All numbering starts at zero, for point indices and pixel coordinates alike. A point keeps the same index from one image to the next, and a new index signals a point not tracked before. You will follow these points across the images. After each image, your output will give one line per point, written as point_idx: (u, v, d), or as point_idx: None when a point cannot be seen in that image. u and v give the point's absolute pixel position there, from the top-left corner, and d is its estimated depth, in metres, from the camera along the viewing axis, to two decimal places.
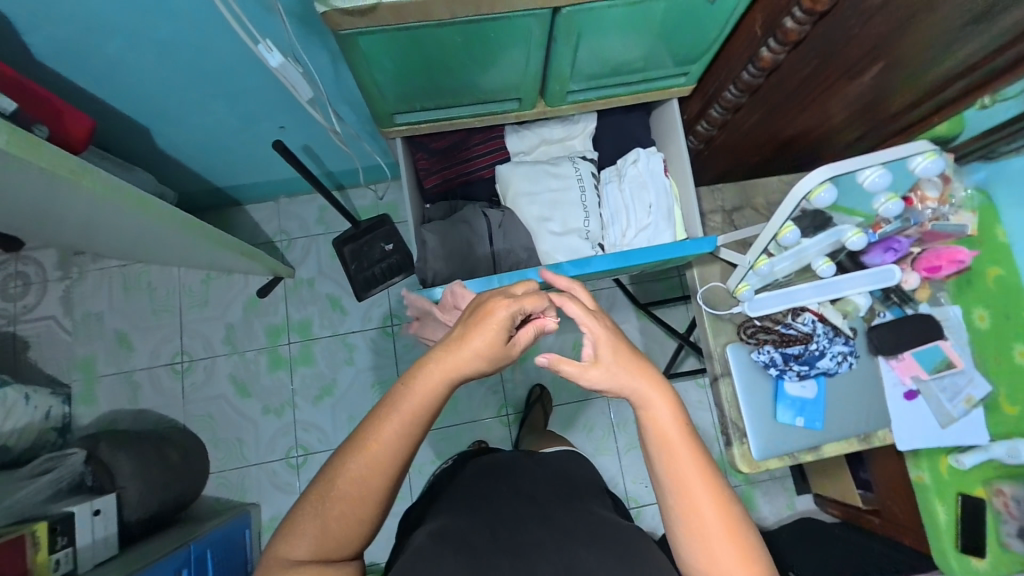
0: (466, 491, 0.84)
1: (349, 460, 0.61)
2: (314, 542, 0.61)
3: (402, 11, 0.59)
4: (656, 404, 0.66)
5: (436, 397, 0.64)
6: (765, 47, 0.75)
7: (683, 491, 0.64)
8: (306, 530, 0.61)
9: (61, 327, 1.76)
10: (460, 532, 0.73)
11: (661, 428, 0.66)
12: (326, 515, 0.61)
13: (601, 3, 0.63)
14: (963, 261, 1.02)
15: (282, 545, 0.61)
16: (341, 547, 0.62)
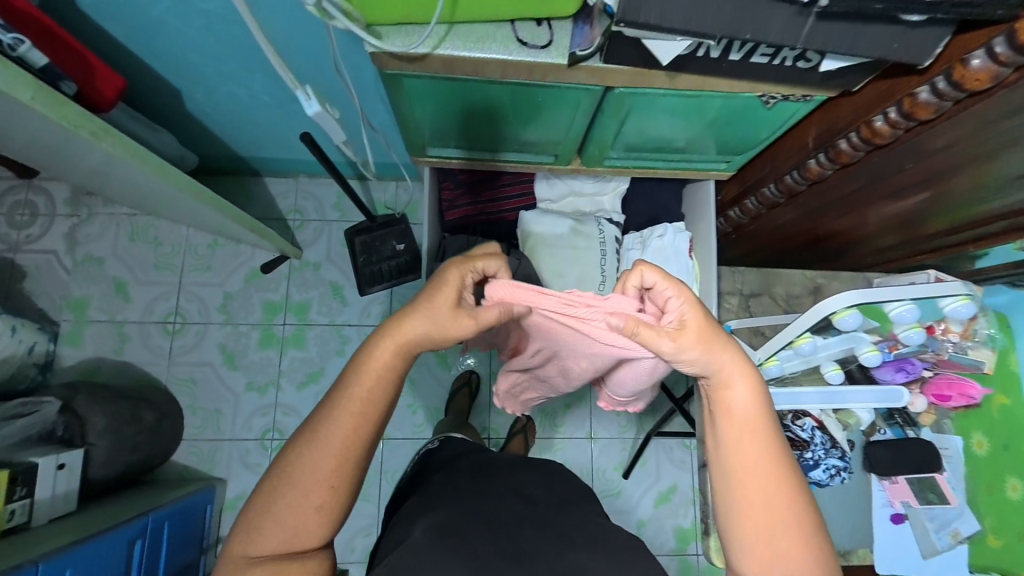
0: (458, 488, 0.76)
1: (302, 454, 0.60)
2: (267, 536, 0.59)
3: (454, 65, 0.57)
4: (739, 393, 0.59)
5: (387, 375, 0.61)
6: (813, 159, 0.73)
7: (758, 492, 0.58)
8: (265, 526, 0.59)
9: (61, 264, 1.75)
10: (458, 527, 0.65)
11: (739, 416, 0.59)
12: (276, 509, 0.59)
13: (655, 91, 0.63)
14: (973, 397, 1.01)
15: (237, 541, 0.60)
16: (298, 541, 0.60)
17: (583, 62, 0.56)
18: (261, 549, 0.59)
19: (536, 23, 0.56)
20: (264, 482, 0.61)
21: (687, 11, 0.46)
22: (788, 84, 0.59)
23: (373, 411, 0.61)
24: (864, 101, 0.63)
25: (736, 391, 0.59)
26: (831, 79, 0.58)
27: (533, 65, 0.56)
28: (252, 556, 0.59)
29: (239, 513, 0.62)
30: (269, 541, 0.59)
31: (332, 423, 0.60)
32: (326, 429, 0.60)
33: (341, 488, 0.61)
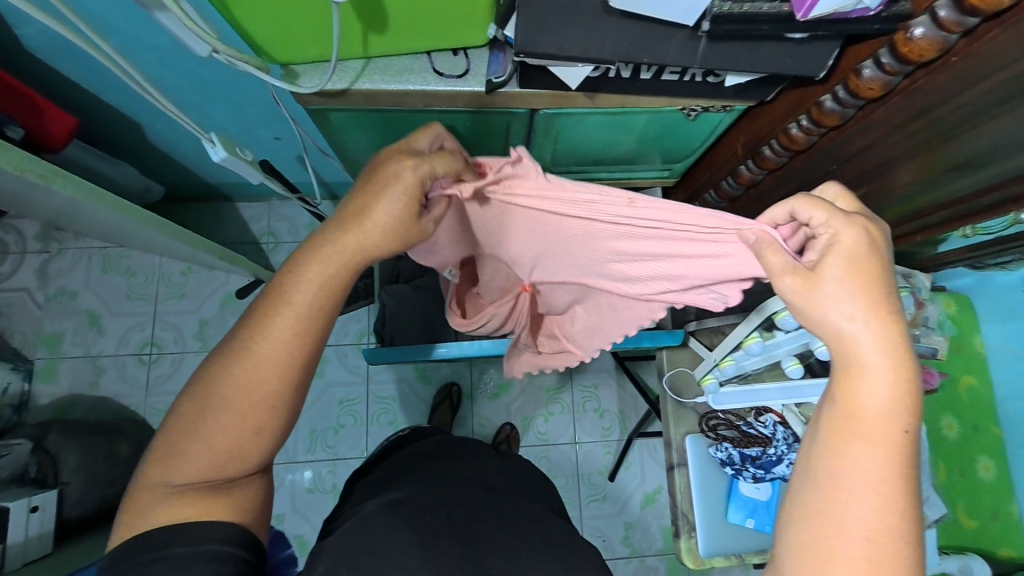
0: (419, 471, 0.78)
1: (235, 367, 0.56)
2: (198, 461, 0.55)
3: (374, 97, 0.58)
4: (873, 392, 0.49)
5: (333, 280, 0.57)
6: (744, 166, 0.75)
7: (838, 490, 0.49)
8: (188, 447, 0.55)
9: (33, 300, 1.74)
10: (417, 507, 0.66)
11: (870, 412, 0.49)
12: (205, 431, 0.55)
13: (579, 111, 0.64)
14: None
15: (153, 471, 0.55)
16: (231, 466, 0.56)
17: (501, 88, 0.57)
18: (184, 477, 0.54)
19: (453, 53, 0.57)
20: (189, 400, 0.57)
21: (584, 39, 0.48)
22: (703, 98, 0.61)
23: (318, 322, 0.58)
24: (781, 111, 0.65)
25: (879, 382, 0.49)
26: (743, 91, 0.60)
27: (451, 93, 0.57)
28: (172, 489, 0.54)
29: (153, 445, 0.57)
30: (187, 471, 0.54)
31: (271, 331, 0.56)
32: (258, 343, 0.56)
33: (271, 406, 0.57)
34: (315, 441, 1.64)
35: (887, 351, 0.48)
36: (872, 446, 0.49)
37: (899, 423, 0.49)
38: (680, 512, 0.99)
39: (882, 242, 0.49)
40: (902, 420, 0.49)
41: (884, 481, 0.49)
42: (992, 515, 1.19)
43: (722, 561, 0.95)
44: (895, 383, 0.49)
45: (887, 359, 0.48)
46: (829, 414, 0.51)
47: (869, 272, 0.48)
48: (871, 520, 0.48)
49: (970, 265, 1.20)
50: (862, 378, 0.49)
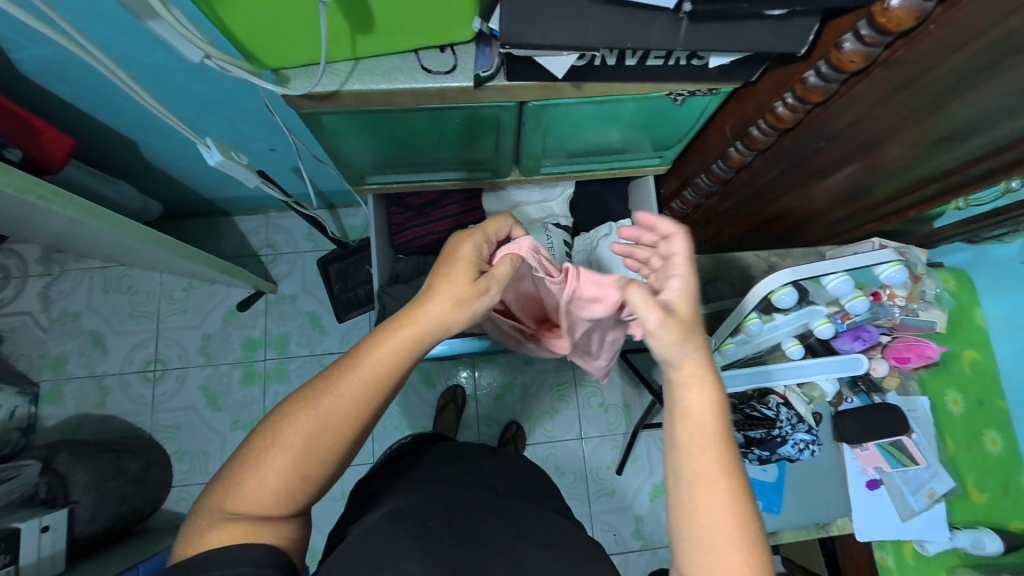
0: (428, 477, 0.81)
1: (310, 410, 0.52)
2: (253, 493, 0.51)
3: (364, 98, 0.59)
4: (706, 430, 0.53)
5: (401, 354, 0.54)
6: (734, 148, 0.75)
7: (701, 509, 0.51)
8: (246, 480, 0.52)
9: (37, 324, 1.75)
10: (417, 515, 0.71)
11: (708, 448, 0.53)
12: (265, 470, 0.51)
13: (567, 102, 0.65)
14: (931, 356, 1.01)
15: (218, 494, 0.52)
16: (281, 506, 0.52)
17: (488, 83, 0.58)
18: (240, 503, 0.51)
19: (439, 50, 0.58)
20: (245, 443, 0.53)
21: (567, 27, 0.49)
22: (688, 81, 0.61)
23: (390, 386, 0.54)
24: (766, 91, 0.65)
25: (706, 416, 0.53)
26: (729, 73, 0.60)
27: (439, 90, 0.58)
28: (230, 515, 0.51)
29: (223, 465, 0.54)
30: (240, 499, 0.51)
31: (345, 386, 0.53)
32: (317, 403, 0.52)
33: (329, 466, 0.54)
34: None
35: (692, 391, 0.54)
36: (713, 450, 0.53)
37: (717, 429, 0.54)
38: None
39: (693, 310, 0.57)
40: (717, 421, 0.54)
41: (722, 491, 0.52)
42: (1001, 488, 1.19)
43: None
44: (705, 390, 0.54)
45: (694, 391, 0.54)
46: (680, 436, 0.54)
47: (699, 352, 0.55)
48: (731, 534, 0.51)
49: (967, 240, 1.20)
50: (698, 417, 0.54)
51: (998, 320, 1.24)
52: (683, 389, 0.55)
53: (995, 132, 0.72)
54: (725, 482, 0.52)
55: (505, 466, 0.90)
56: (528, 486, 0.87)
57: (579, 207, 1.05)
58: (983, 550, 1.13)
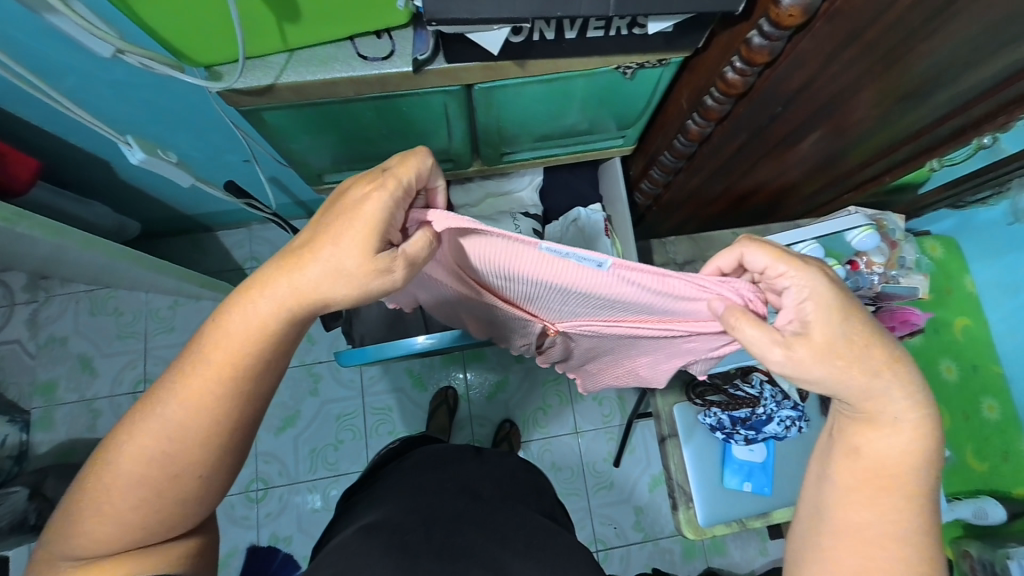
0: (406, 484, 0.81)
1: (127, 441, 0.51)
2: (102, 530, 0.52)
3: (304, 90, 0.57)
4: (890, 445, 0.54)
5: (231, 361, 0.51)
6: (691, 121, 0.74)
7: (854, 541, 0.54)
8: (83, 520, 0.52)
9: (26, 351, 1.75)
10: (393, 529, 0.70)
11: (887, 463, 0.54)
12: (101, 503, 0.52)
13: (514, 82, 0.64)
14: (917, 323, 0.99)
15: (60, 540, 0.53)
16: (140, 534, 0.53)
17: (427, 66, 0.57)
18: (84, 544, 0.52)
19: (376, 36, 0.57)
20: (75, 486, 0.54)
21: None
22: (635, 53, 0.60)
23: (224, 392, 0.52)
24: (716, 58, 0.63)
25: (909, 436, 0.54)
26: (674, 41, 0.59)
27: (379, 76, 0.57)
28: (77, 558, 0.52)
29: (58, 510, 0.55)
30: (82, 542, 0.52)
31: (165, 402, 0.51)
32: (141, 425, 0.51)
33: (187, 477, 0.53)
34: (316, 460, 1.63)
35: (897, 401, 0.53)
36: (893, 498, 0.54)
37: (909, 470, 0.54)
38: (676, 484, 0.97)
39: (842, 298, 0.52)
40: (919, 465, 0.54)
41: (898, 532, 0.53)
42: (1002, 456, 1.17)
43: (722, 529, 0.95)
44: (904, 431, 0.54)
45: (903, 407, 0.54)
46: (847, 469, 0.56)
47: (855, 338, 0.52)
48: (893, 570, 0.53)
49: (952, 205, 1.19)
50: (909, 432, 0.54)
51: (987, 285, 1.23)
52: (891, 408, 0.54)
53: (959, 85, 0.70)
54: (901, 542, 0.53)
55: (489, 467, 0.89)
56: (512, 487, 0.86)
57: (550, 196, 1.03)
58: (987, 519, 1.11)
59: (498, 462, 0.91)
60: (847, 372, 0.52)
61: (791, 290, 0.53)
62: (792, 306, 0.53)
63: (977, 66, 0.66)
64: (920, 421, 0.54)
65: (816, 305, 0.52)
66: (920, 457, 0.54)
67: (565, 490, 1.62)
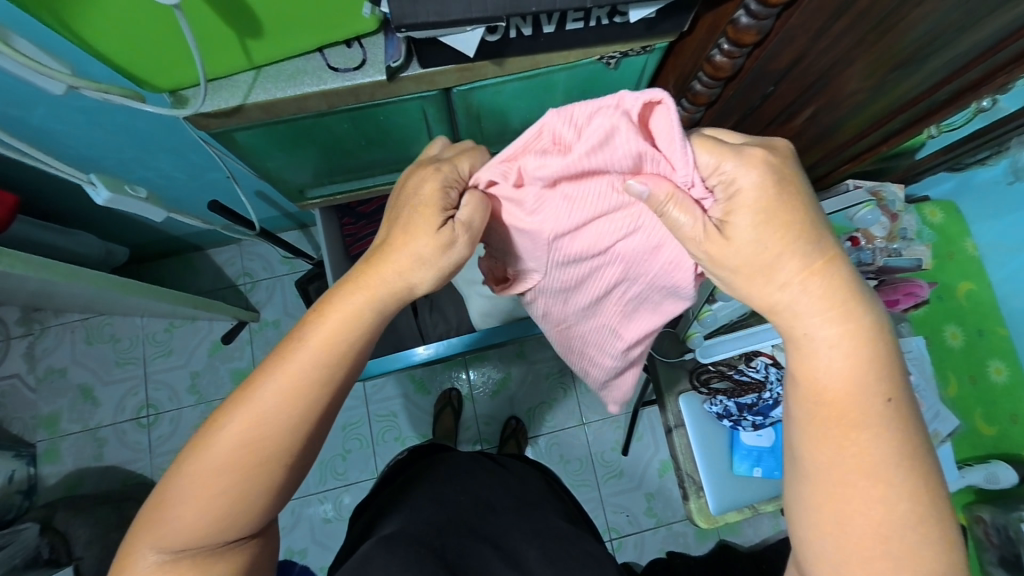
0: (422, 491, 0.80)
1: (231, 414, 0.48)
2: (197, 522, 0.48)
3: (274, 107, 0.55)
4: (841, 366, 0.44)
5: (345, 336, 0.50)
6: (680, 107, 0.70)
7: (845, 503, 0.44)
8: (179, 508, 0.48)
9: (25, 385, 1.73)
10: (412, 534, 0.69)
11: (830, 388, 0.44)
12: (197, 490, 0.48)
13: (493, 82, 0.62)
14: (921, 294, 0.97)
15: (151, 530, 0.49)
16: (230, 528, 0.50)
17: (401, 73, 0.54)
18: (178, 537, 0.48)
19: (346, 46, 0.54)
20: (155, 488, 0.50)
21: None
22: (616, 41, 0.57)
23: (335, 371, 0.50)
24: (701, 40, 0.59)
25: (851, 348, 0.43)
26: (655, 26, 0.56)
27: (352, 88, 0.54)
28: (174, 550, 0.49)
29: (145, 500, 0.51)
30: (173, 532, 0.48)
31: (274, 378, 0.49)
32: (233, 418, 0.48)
33: (282, 462, 0.50)
34: (325, 471, 1.63)
35: (825, 309, 0.44)
36: (866, 435, 0.43)
37: (870, 393, 0.44)
38: (685, 473, 0.97)
39: (781, 172, 0.43)
40: (876, 376, 0.43)
41: (884, 475, 0.43)
42: (1010, 418, 1.16)
43: (735, 516, 0.93)
44: (849, 348, 0.44)
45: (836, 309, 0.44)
46: (809, 411, 0.45)
47: (782, 231, 0.43)
48: (896, 531, 0.43)
49: (950, 167, 1.16)
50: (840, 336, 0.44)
51: (989, 246, 1.21)
52: (797, 316, 0.45)
53: (954, 49, 0.68)
54: (886, 485, 0.43)
55: (505, 477, 0.87)
56: (528, 494, 0.85)
57: None
58: (998, 483, 1.10)
59: (511, 469, 0.91)
60: (772, 282, 0.44)
61: (728, 179, 0.43)
62: (713, 197, 0.44)
63: (975, 27, 0.63)
64: (864, 329, 0.44)
65: (752, 197, 0.43)
66: (865, 375, 0.43)
67: (575, 481, 1.62)
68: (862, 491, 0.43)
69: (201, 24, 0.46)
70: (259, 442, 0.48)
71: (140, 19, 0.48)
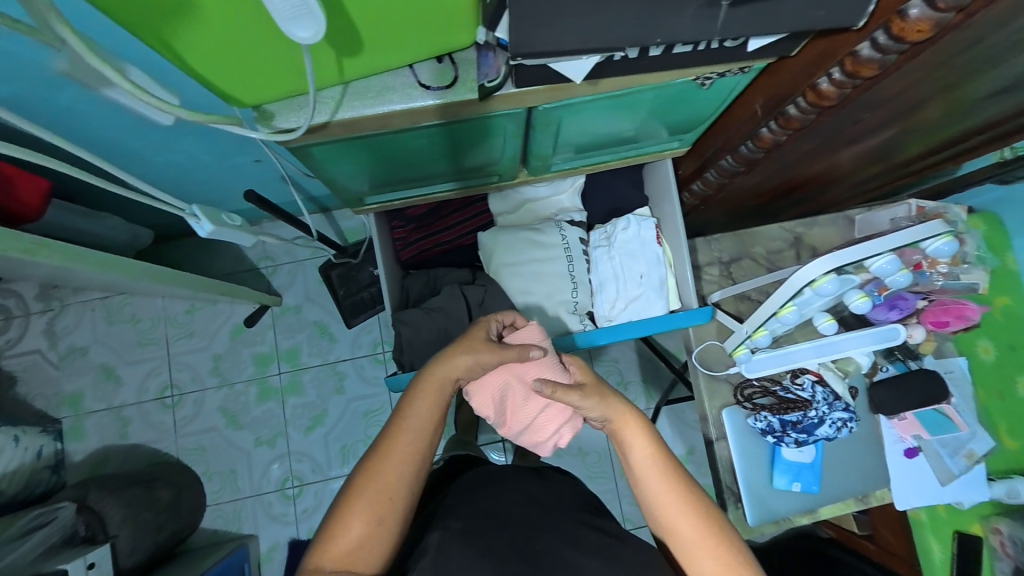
0: (471, 487, 0.75)
1: (387, 439, 0.65)
2: (349, 543, 0.59)
3: (359, 122, 0.52)
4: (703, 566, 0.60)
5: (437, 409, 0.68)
6: (764, 128, 0.67)
7: (679, 525, 0.62)
8: (338, 530, 0.60)
9: (48, 361, 1.73)
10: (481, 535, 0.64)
11: (643, 463, 0.65)
12: (361, 502, 0.61)
13: (577, 101, 0.60)
14: (971, 318, 0.97)
15: (318, 553, 0.59)
16: (372, 551, 0.60)
17: (495, 92, 0.52)
18: (334, 558, 0.58)
19: (437, 61, 0.51)
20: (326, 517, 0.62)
21: (578, 28, 0.41)
22: (719, 64, 0.53)
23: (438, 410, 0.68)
24: (803, 67, 0.56)
25: (703, 552, 0.61)
26: (765, 51, 0.52)
27: (443, 106, 0.51)
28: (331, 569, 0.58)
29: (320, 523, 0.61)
30: (337, 551, 0.59)
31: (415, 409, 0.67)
32: (387, 451, 0.64)
33: (407, 479, 0.64)
34: (348, 455, 1.71)
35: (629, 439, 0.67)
36: (664, 484, 0.64)
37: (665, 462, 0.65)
38: (724, 485, 0.98)
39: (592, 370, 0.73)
40: (662, 459, 0.65)
41: (700, 513, 0.62)
42: None
43: (771, 527, 0.95)
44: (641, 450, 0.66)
45: (681, 521, 0.62)
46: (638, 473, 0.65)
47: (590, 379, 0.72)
48: (721, 552, 0.60)
49: (1001, 179, 1.13)
50: (642, 464, 0.65)
51: None
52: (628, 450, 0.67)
53: None
54: (697, 523, 0.62)
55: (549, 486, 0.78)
56: (578, 499, 0.78)
57: (590, 199, 0.96)
58: (1018, 499, 1.07)
59: (559, 475, 0.84)
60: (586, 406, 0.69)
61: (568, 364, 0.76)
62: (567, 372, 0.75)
63: None
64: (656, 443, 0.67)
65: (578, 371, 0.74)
66: (659, 447, 0.66)
67: (591, 473, 1.64)
68: (705, 541, 0.61)
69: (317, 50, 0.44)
70: (395, 465, 0.64)
71: (251, 42, 0.46)
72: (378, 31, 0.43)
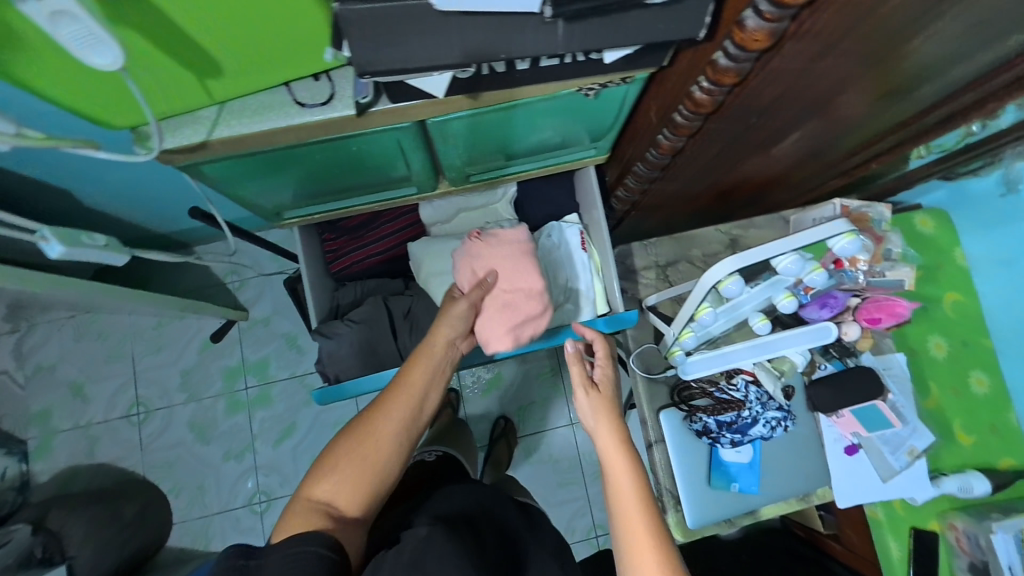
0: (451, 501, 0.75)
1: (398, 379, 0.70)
2: (346, 475, 0.62)
3: (238, 141, 0.53)
4: None
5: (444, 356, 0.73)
6: (662, 135, 0.68)
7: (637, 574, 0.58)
8: (337, 459, 0.63)
9: (15, 381, 1.73)
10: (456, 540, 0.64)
11: (623, 494, 0.63)
12: (363, 436, 0.64)
13: (464, 114, 0.61)
14: (903, 314, 0.99)
15: (312, 486, 0.61)
16: (370, 482, 0.63)
17: (370, 108, 0.53)
18: (328, 490, 0.61)
19: (313, 78, 0.53)
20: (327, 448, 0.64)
21: (421, 46, 0.42)
22: (591, 76, 0.55)
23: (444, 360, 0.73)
24: (681, 74, 0.57)
25: None
26: (634, 61, 0.53)
27: (322, 122, 0.52)
28: (321, 499, 0.60)
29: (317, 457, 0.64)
30: (329, 482, 0.61)
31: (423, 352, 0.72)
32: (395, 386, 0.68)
33: (412, 421, 0.67)
34: None
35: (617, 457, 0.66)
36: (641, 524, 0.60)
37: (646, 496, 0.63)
38: (664, 488, 0.98)
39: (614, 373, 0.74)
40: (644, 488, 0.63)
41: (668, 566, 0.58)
42: (988, 428, 1.13)
43: (712, 529, 0.95)
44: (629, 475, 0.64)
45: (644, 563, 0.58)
46: (619, 504, 0.62)
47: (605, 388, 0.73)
48: None
49: (943, 176, 1.14)
50: (622, 496, 0.62)
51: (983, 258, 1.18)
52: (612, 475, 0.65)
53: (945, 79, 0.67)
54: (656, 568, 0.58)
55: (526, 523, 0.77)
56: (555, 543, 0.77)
57: (523, 207, 0.98)
58: (971, 492, 1.07)
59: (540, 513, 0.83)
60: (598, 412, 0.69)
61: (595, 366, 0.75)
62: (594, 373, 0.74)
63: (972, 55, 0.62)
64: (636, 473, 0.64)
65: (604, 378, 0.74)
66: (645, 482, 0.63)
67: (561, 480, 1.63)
68: None
69: (149, 73, 0.46)
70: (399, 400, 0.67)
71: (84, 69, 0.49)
72: (220, 53, 0.45)
